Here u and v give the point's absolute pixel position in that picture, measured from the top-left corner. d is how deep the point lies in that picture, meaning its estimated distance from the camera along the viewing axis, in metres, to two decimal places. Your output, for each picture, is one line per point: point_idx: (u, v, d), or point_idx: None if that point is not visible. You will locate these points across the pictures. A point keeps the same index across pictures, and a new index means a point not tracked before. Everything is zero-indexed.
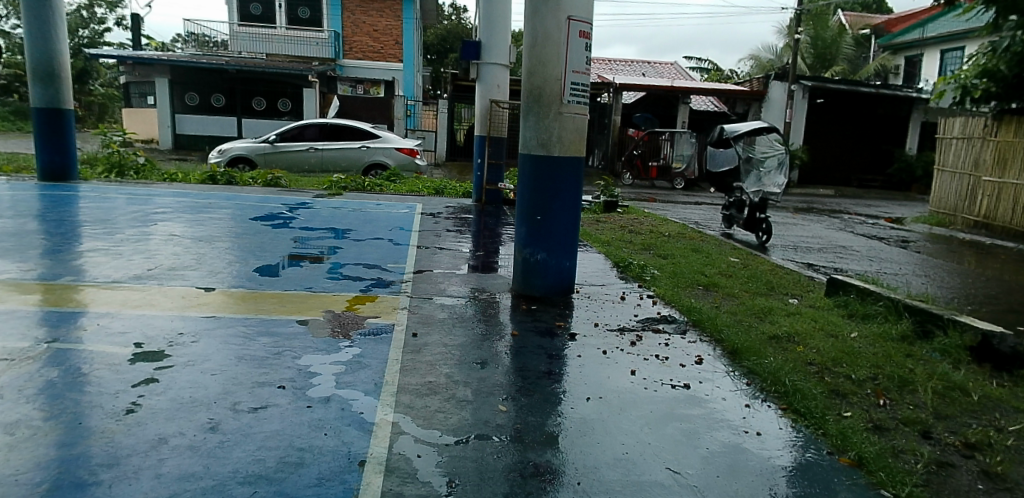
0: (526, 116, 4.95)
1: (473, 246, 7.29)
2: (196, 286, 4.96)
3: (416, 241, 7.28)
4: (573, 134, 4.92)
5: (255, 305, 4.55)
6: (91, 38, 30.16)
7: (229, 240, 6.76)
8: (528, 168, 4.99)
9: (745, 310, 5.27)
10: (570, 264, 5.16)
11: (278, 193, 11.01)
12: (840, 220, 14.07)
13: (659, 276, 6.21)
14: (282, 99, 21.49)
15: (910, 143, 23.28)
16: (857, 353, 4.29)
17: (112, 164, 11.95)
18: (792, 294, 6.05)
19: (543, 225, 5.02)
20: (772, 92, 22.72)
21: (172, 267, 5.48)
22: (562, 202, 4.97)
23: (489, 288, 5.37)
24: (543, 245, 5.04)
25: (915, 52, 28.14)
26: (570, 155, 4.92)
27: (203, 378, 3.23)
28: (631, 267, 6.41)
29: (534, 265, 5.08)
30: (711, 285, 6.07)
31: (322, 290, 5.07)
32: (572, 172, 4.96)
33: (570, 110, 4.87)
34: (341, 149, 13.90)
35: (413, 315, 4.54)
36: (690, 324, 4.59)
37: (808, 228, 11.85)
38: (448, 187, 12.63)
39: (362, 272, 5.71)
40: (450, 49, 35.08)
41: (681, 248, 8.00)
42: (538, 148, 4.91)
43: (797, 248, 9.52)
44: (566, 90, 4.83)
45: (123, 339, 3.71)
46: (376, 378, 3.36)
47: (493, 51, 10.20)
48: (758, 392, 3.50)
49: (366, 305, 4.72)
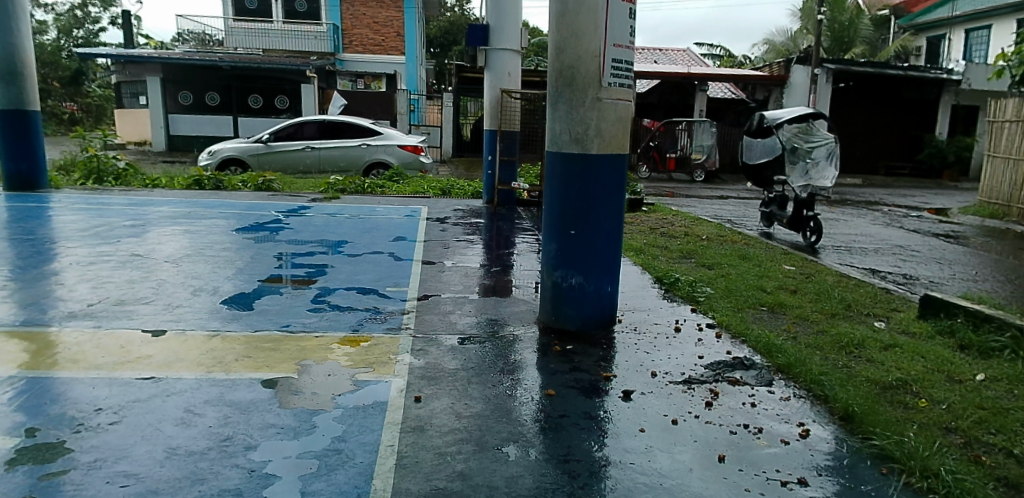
0: (554, 104, 3.93)
1: (486, 260, 6.26)
2: (143, 327, 3.93)
3: (421, 255, 6.26)
4: (615, 126, 3.86)
5: (211, 355, 3.51)
6: (86, 38, 29.24)
7: (202, 258, 5.77)
8: (558, 171, 3.96)
9: (831, 342, 4.25)
10: (611, 289, 4.12)
11: (269, 198, 10.00)
12: (882, 213, 12.97)
13: (714, 294, 5.18)
14: (279, 97, 20.44)
15: (940, 127, 21.95)
16: (1005, 410, 3.23)
17: (90, 169, 10.99)
18: (875, 315, 5.03)
19: (578, 242, 3.98)
20: (793, 76, 21.46)
21: (120, 299, 4.46)
22: (601, 212, 3.92)
23: (510, 320, 4.33)
24: (578, 265, 4.01)
25: (938, 33, 26.78)
26: (611, 151, 3.87)
27: (105, 494, 2.22)
28: (678, 283, 5.38)
29: (569, 293, 4.05)
30: (777, 306, 5.06)
31: (303, 330, 4.03)
32: (613, 172, 3.91)
33: (610, 96, 3.81)
34: (339, 147, 12.88)
35: (415, 365, 3.49)
36: (775, 370, 3.56)
37: (853, 225, 10.75)
38: (456, 187, 11.57)
39: (356, 301, 4.68)
40: (453, 41, 34.10)
41: (726, 255, 6.94)
42: (570, 144, 3.88)
43: (851, 249, 8.46)
44: (605, 68, 3.76)
45: (16, 423, 2.70)
46: (360, 484, 2.34)
47: (503, 35, 9.12)
48: (903, 490, 2.47)
49: (355, 352, 3.66)
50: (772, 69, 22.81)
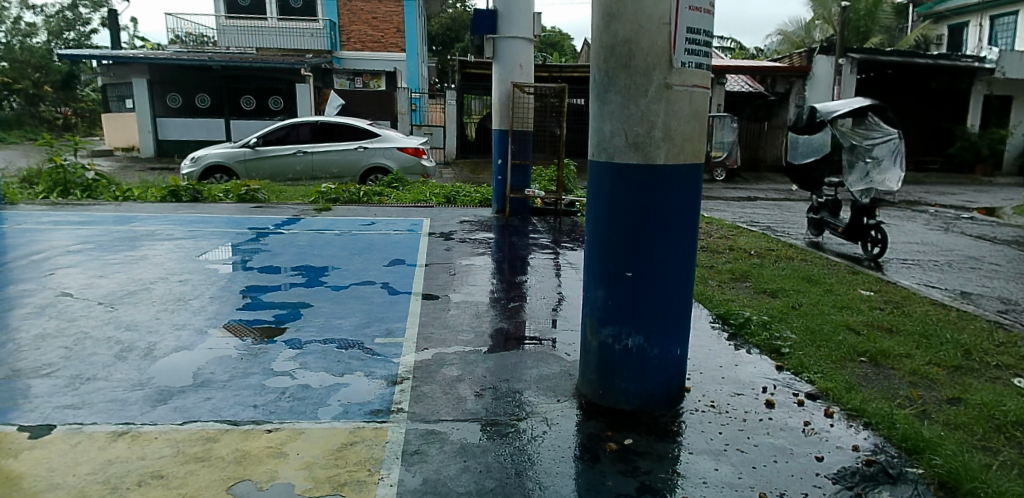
0: (602, 95, 2.79)
1: (500, 289, 5.14)
2: (26, 419, 2.79)
3: (421, 287, 5.12)
4: (689, 125, 2.72)
5: (106, 476, 2.36)
6: (77, 40, 28.15)
7: (147, 296, 4.63)
8: (605, 189, 2.83)
9: (983, 418, 3.09)
10: (680, 353, 2.98)
11: (251, 211, 8.87)
12: (928, 215, 11.78)
13: (798, 340, 4.02)
14: (274, 97, 19.21)
15: (971, 119, 20.70)
16: None
17: (55, 180, 9.87)
18: (1012, 370, 3.85)
19: (637, 289, 2.84)
20: (817, 68, 20.01)
21: (17, 368, 3.32)
22: (669, 245, 2.80)
23: (535, 395, 3.16)
24: (635, 321, 2.87)
25: (960, 20, 25.45)
26: (683, 161, 2.74)
27: None
28: (749, 325, 4.20)
29: (624, 361, 2.92)
30: (881, 356, 3.91)
31: (258, 418, 2.87)
32: (685, 189, 2.78)
33: (684, 82, 2.68)
34: (334, 151, 11.73)
35: (405, 491, 2.32)
36: (939, 487, 2.42)
37: (907, 231, 9.57)
38: (462, 193, 10.44)
39: (336, 363, 3.54)
40: (455, 38, 32.95)
41: (787, 277, 5.79)
42: (627, 150, 2.74)
43: (920, 263, 7.28)
44: (677, 42, 2.63)
45: None
46: None
47: (513, 21, 8.02)
48: None
49: (320, 461, 2.49)
50: (792, 60, 21.36)
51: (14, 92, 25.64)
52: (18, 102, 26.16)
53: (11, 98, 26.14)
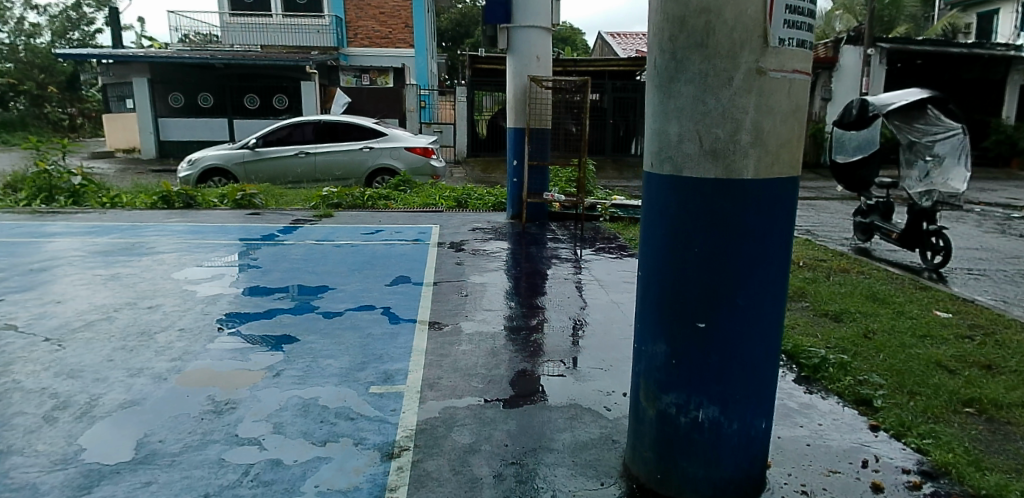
0: (667, 85, 2.07)
1: (519, 315, 4.43)
2: None
3: (427, 313, 4.40)
4: (785, 126, 2.02)
5: None
6: (81, 40, 27.73)
7: (106, 328, 3.96)
8: (667, 210, 2.10)
9: None
10: (763, 425, 2.25)
11: (247, 218, 8.23)
12: (977, 214, 10.89)
13: (888, 388, 3.26)
14: (278, 95, 18.54)
15: (1007, 110, 19.85)
16: None
17: (40, 186, 9.26)
18: None
19: (710, 345, 2.11)
20: (844, 59, 19.01)
21: None
22: (756, 287, 2.07)
23: (569, 478, 2.42)
24: (708, 387, 2.14)
25: (990, 8, 24.37)
26: (778, 173, 2.02)
27: None
28: (826, 367, 3.44)
29: (691, 439, 2.20)
30: (994, 408, 3.14)
31: None
32: (779, 211, 2.05)
33: (782, 66, 1.97)
34: (337, 151, 11.04)
35: None
36: None
37: (960, 234, 8.74)
38: (473, 195, 9.72)
39: (320, 423, 2.83)
40: (465, 34, 32.26)
41: (848, 296, 5.02)
42: (701, 157, 2.02)
43: (988, 274, 6.48)
44: (774, 12, 1.93)
45: None
46: None
47: (529, 9, 7.29)
48: None
49: None
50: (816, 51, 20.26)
51: (20, 93, 25.26)
52: (23, 103, 25.76)
53: (17, 100, 25.75)
